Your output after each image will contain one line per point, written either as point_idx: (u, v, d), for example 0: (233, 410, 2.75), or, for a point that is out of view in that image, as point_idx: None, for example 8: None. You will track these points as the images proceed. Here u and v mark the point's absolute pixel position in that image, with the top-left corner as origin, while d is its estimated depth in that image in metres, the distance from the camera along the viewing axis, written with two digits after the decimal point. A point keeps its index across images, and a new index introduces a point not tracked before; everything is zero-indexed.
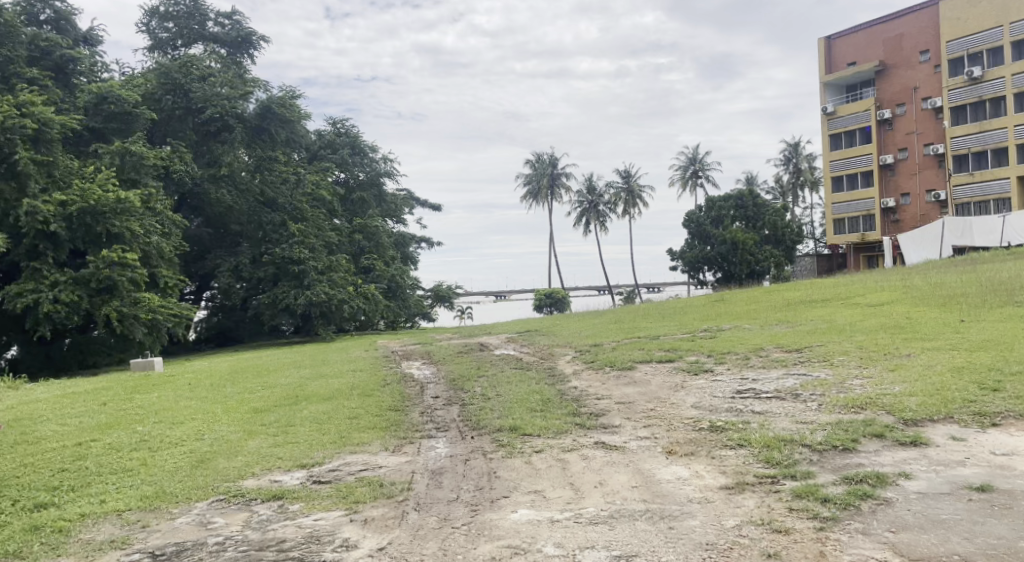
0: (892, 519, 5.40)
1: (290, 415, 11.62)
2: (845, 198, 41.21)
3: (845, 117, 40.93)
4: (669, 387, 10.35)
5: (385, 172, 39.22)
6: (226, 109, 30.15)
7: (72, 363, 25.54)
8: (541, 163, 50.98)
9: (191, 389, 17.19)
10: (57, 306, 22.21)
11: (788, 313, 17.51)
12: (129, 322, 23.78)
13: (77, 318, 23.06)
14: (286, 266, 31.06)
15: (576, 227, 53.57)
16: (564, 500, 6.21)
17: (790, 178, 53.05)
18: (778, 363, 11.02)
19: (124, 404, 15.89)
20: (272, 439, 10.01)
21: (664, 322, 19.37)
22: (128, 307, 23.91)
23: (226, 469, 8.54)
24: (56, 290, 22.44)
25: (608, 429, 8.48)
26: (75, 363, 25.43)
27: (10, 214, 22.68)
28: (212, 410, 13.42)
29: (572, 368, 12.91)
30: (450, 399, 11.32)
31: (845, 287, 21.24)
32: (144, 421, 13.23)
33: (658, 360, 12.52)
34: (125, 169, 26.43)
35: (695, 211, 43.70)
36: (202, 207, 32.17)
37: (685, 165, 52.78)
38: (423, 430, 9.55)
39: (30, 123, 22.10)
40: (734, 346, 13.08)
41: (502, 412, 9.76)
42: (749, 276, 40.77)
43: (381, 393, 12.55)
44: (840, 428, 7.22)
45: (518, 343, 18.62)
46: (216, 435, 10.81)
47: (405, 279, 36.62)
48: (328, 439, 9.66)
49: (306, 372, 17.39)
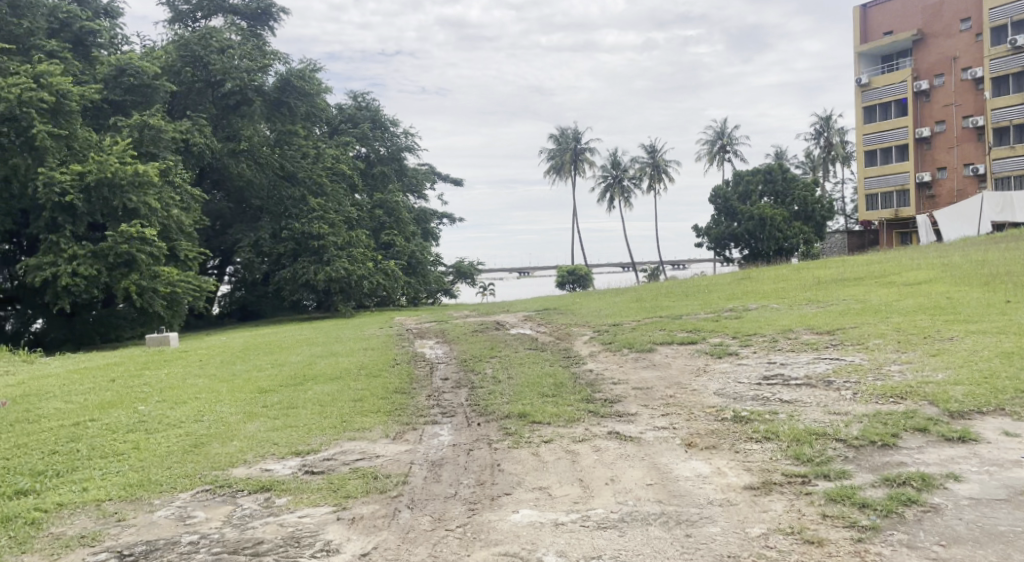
0: (940, 530, 4.79)
1: (293, 397, 11.13)
2: (877, 172, 40.61)
3: (880, 88, 39.96)
4: (690, 372, 9.76)
5: (406, 147, 38.53)
6: (245, 82, 29.61)
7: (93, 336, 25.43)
8: (565, 137, 50.17)
9: (202, 365, 16.80)
10: (75, 280, 21.96)
11: (819, 292, 16.73)
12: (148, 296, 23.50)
13: (96, 292, 22.76)
14: (305, 241, 30.66)
15: (601, 203, 52.78)
16: (571, 500, 5.67)
17: (821, 152, 51.75)
18: (807, 347, 10.36)
19: (133, 381, 15.53)
20: (271, 422, 9.53)
21: (688, 301, 18.67)
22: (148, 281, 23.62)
23: (218, 454, 8.05)
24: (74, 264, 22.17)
25: (622, 417, 7.93)
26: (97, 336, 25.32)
27: (29, 188, 22.38)
28: (217, 389, 12.97)
29: (588, 349, 12.37)
30: (460, 381, 10.82)
31: (877, 265, 20.37)
32: (147, 399, 12.80)
33: (680, 342, 11.89)
34: (144, 143, 26.08)
35: (721, 186, 42.76)
36: (222, 181, 31.79)
37: (712, 140, 51.68)
38: (428, 415, 9.07)
39: (48, 95, 21.74)
40: (761, 327, 12.40)
41: (512, 398, 9.25)
42: (777, 253, 39.89)
43: (389, 374, 12.05)
44: (878, 421, 6.59)
45: (534, 322, 18.04)
46: (215, 417, 10.34)
47: (426, 255, 36.04)
48: (327, 423, 9.16)
49: (318, 349, 16.96)
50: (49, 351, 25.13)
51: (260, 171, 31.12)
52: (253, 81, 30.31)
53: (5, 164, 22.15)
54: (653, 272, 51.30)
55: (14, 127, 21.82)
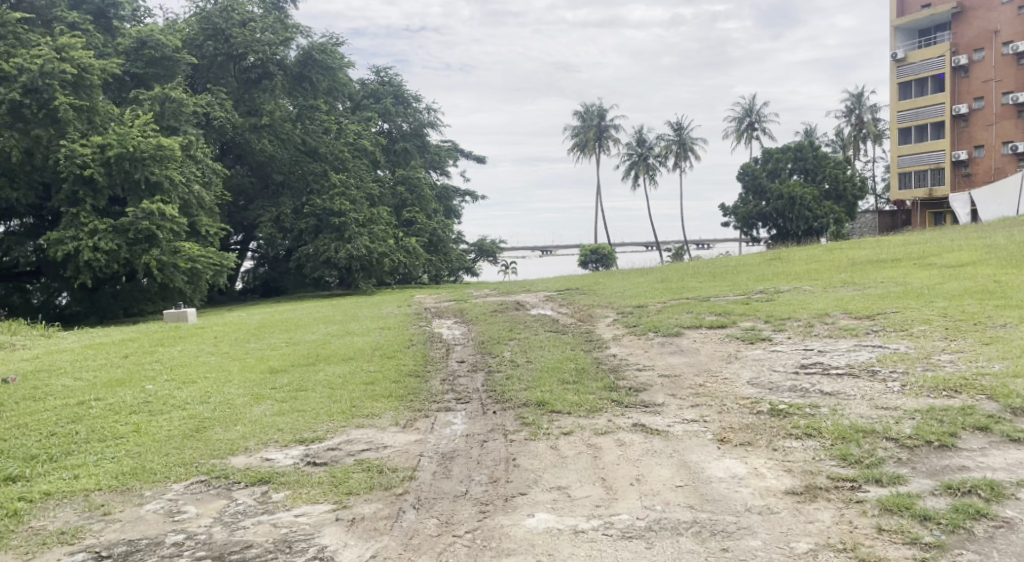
0: (1018, 551, 4.39)
1: (302, 378, 10.65)
2: (910, 150, 39.58)
3: (916, 64, 38.76)
4: (721, 359, 9.17)
5: (429, 122, 37.82)
6: (266, 55, 29.17)
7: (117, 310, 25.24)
8: (590, 114, 49.26)
9: (216, 342, 16.37)
10: (96, 254, 21.68)
11: (855, 274, 15.97)
12: (169, 271, 23.14)
13: (116, 266, 22.47)
14: (326, 217, 30.30)
15: (625, 180, 51.89)
16: (593, 503, 5.19)
17: (852, 130, 50.50)
18: (846, 333, 9.74)
19: (145, 357, 15.11)
20: (279, 406, 9.05)
21: (716, 281, 17.96)
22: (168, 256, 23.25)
23: (220, 441, 7.56)
24: (95, 238, 21.86)
25: (649, 408, 7.37)
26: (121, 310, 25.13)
27: (51, 160, 22.08)
28: (227, 369, 12.50)
29: (611, 332, 11.78)
30: (476, 366, 10.30)
31: (914, 246, 19.54)
32: (157, 377, 12.35)
33: (709, 326, 11.30)
34: (165, 117, 25.63)
35: (750, 163, 41.78)
36: (244, 156, 31.37)
37: (740, 117, 50.53)
38: (441, 401, 8.60)
39: (70, 67, 21.40)
40: (795, 311, 11.75)
41: (532, 386, 8.72)
42: (806, 233, 38.96)
43: (404, 356, 11.55)
44: (933, 417, 5.99)
45: (555, 303, 17.45)
46: (222, 397, 9.87)
47: (448, 232, 35.45)
48: (337, 408, 8.67)
49: (334, 328, 16.52)
50: (70, 324, 24.95)
51: (281, 146, 30.74)
52: (275, 54, 29.90)
53: (26, 136, 21.72)
54: (678, 251, 50.41)
55: (35, 99, 21.49)
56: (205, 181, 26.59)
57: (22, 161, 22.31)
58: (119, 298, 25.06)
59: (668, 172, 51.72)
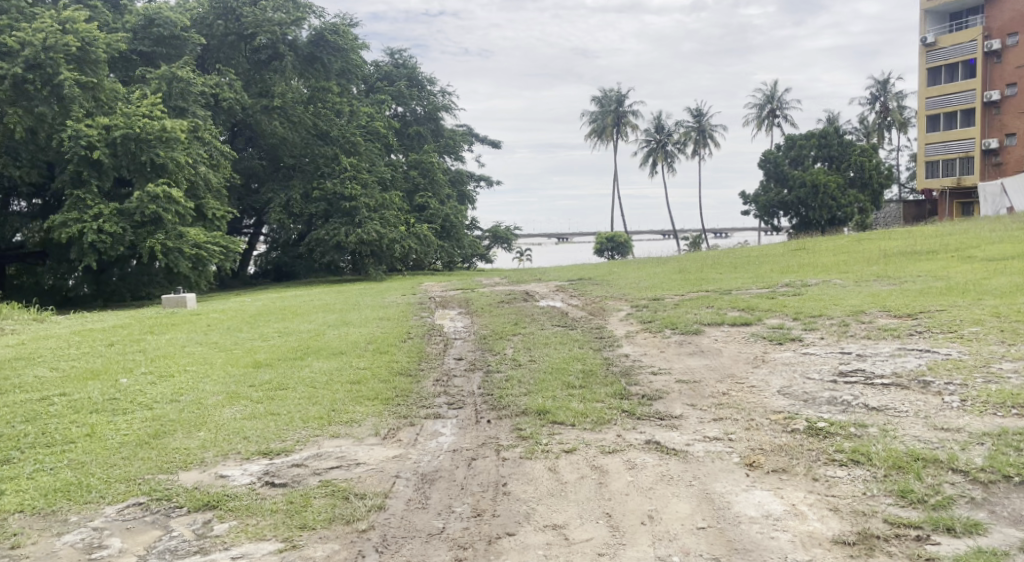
0: None
1: (285, 375, 9.71)
2: (938, 139, 38.28)
3: (946, 48, 37.37)
4: (745, 362, 8.18)
5: (443, 106, 36.63)
6: (277, 35, 28.18)
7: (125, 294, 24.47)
8: (607, 99, 48.06)
9: (206, 331, 15.45)
10: (101, 236, 20.78)
11: (887, 267, 14.93)
12: (174, 256, 22.28)
13: (120, 249, 21.60)
14: (337, 201, 29.41)
15: (643, 168, 50.69)
16: (595, 550, 4.39)
17: (877, 118, 49.09)
18: (887, 335, 8.77)
19: (131, 345, 14.20)
20: (253, 408, 8.12)
21: (737, 273, 16.96)
22: (174, 241, 22.38)
23: (177, 451, 6.61)
24: (100, 220, 20.97)
25: (664, 421, 6.43)
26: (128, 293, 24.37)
27: (55, 138, 21.20)
28: (212, 361, 11.59)
29: (625, 328, 10.78)
30: (474, 366, 9.35)
31: (948, 237, 18.45)
32: (134, 368, 11.43)
33: (731, 323, 10.31)
34: (172, 96, 24.58)
35: (772, 150, 40.47)
36: (256, 139, 30.49)
37: (762, 104, 49.14)
38: (432, 407, 7.66)
39: (74, 41, 20.54)
40: (827, 308, 10.74)
41: (533, 391, 7.77)
42: (829, 223, 37.77)
43: (397, 352, 10.61)
44: (1008, 443, 5.01)
45: (566, 294, 16.44)
46: (194, 396, 8.93)
47: (461, 218, 34.43)
48: (317, 412, 7.73)
49: (331, 318, 15.61)
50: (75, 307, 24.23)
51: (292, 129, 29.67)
52: (285, 35, 28.81)
53: (30, 113, 20.76)
54: (696, 241, 49.22)
55: (39, 75, 20.55)
56: (213, 164, 25.66)
57: (27, 140, 21.38)
58: (126, 281, 24.30)
59: (687, 159, 50.44)
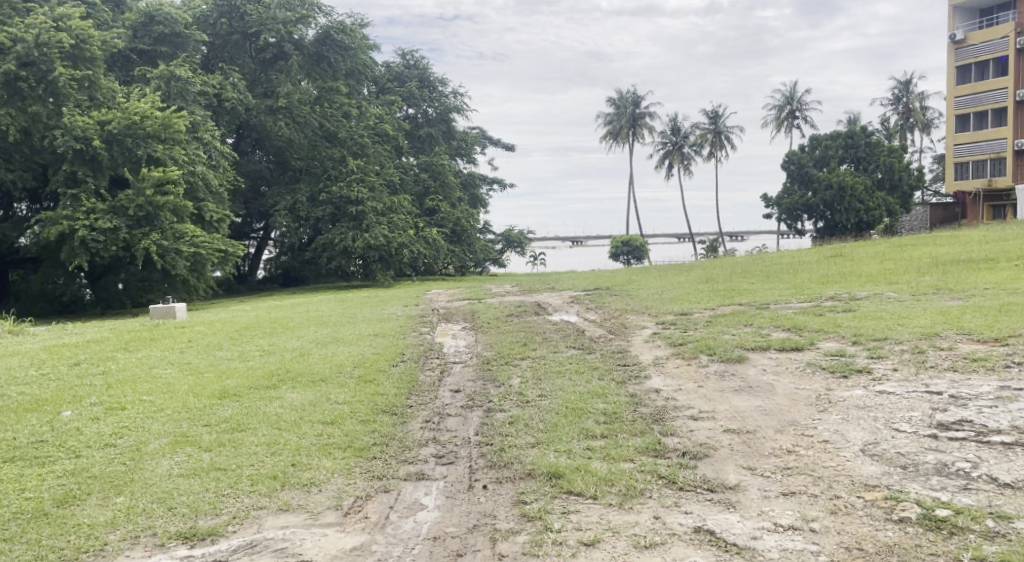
0: None
1: (250, 411, 8.14)
2: (968, 139, 36.38)
3: (977, 46, 35.48)
4: (807, 405, 6.57)
5: (456, 107, 34.95)
6: (282, 34, 26.76)
7: (126, 301, 22.89)
8: (624, 100, 46.38)
9: (182, 349, 13.86)
10: (94, 234, 19.09)
11: (943, 277, 13.27)
12: (170, 256, 20.46)
13: (114, 250, 19.83)
14: (344, 205, 27.89)
15: (659, 170, 48.98)
16: None
17: (900, 119, 47.26)
18: (979, 367, 7.17)
19: (94, 365, 12.65)
20: (197, 460, 6.56)
21: (771, 283, 15.31)
22: (170, 241, 20.58)
23: (76, 527, 5.09)
24: (94, 216, 19.27)
25: (715, 496, 4.86)
26: (130, 300, 22.85)
27: (47, 137, 19.63)
28: (175, 388, 10.03)
29: (651, 352, 9.18)
30: (472, 402, 7.75)
31: (1001, 244, 16.73)
32: (86, 396, 9.89)
33: (779, 347, 8.72)
34: (171, 96, 23.10)
35: (796, 150, 38.72)
36: (262, 141, 29.03)
37: (781, 104, 47.30)
38: (417, 464, 6.08)
39: (68, 38, 19.08)
40: (891, 328, 9.09)
41: (544, 442, 6.18)
42: (856, 226, 36.06)
43: (385, 382, 8.99)
44: None
45: (582, 307, 14.82)
46: (134, 441, 7.35)
47: (473, 222, 32.73)
48: (270, 469, 6.16)
49: (322, 334, 14.06)
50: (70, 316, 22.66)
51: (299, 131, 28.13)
52: (291, 33, 27.40)
53: (23, 113, 19.35)
54: (715, 244, 47.41)
55: (33, 72, 19.24)
56: (213, 165, 24.00)
57: (18, 141, 19.94)
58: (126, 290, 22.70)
59: (705, 160, 48.64)
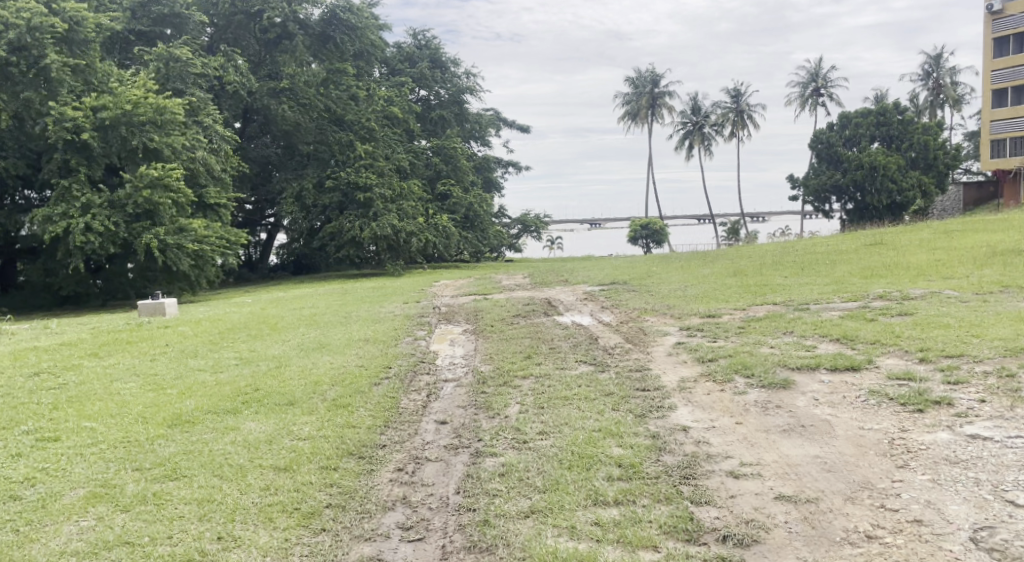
0: None
1: (194, 449, 6.76)
2: (1005, 115, 34.30)
3: (1016, 16, 33.54)
4: (879, 455, 5.11)
5: (468, 88, 33.31)
6: (287, 12, 25.44)
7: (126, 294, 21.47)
8: (642, 79, 44.58)
9: (155, 356, 12.51)
10: (90, 236, 17.50)
11: (1007, 272, 11.65)
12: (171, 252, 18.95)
13: (113, 248, 18.34)
14: (352, 192, 26.49)
15: (679, 151, 47.22)
16: None
17: (929, 95, 45.19)
18: None
19: (53, 377, 11.33)
20: (106, 527, 5.23)
21: (808, 278, 13.73)
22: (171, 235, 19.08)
23: None
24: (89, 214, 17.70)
25: None
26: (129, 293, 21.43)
27: (37, 126, 18.12)
28: (126, 411, 8.68)
29: (677, 371, 7.72)
30: (458, 442, 6.32)
31: None
32: (24, 420, 8.54)
33: (830, 367, 7.22)
34: (168, 80, 21.50)
35: (824, 128, 36.96)
36: (268, 126, 27.60)
37: (806, 82, 45.29)
38: (379, 545, 4.73)
39: (61, 22, 17.48)
40: (966, 342, 7.57)
41: (542, 511, 4.78)
42: (889, 209, 34.26)
43: (360, 409, 7.57)
44: None
45: (596, 305, 13.34)
46: (42, 492, 6.03)
47: (487, 207, 31.13)
48: (189, 548, 4.83)
49: (309, 339, 12.63)
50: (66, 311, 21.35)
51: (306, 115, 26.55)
52: (296, 12, 25.88)
53: (14, 99, 17.82)
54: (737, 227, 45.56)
55: (24, 58, 17.62)
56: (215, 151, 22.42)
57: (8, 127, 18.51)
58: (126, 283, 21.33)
59: (726, 141, 46.79)
